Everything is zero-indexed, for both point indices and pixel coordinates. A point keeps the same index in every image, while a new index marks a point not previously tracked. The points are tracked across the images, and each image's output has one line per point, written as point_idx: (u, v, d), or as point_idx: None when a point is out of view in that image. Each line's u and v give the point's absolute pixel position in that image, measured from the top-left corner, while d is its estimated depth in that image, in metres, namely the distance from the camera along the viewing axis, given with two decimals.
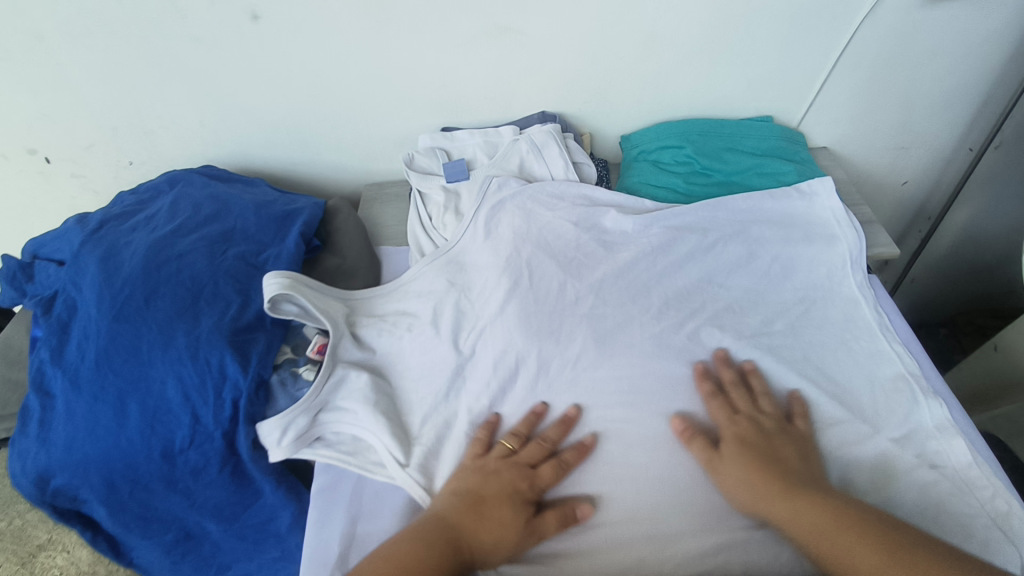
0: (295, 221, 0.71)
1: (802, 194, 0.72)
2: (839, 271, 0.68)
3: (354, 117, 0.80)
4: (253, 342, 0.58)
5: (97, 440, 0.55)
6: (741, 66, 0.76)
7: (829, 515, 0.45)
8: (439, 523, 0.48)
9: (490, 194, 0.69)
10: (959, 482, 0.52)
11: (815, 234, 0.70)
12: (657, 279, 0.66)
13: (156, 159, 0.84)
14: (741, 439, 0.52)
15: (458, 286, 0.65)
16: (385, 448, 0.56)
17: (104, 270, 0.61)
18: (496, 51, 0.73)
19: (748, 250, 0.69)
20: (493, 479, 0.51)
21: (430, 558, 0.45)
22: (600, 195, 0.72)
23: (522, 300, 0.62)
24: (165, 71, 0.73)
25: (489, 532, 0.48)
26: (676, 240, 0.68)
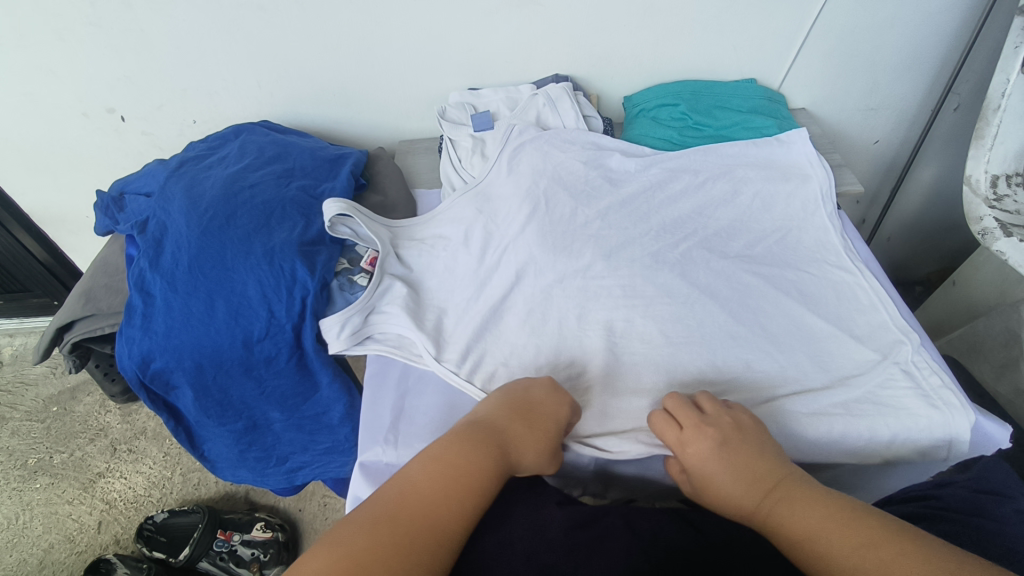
0: (344, 163, 0.83)
1: (781, 143, 0.82)
2: (812, 204, 0.78)
3: (392, 79, 0.92)
4: (317, 253, 0.70)
5: (191, 330, 0.66)
6: (729, 34, 0.87)
7: (829, 513, 0.43)
8: (488, 432, 0.50)
9: (512, 140, 0.81)
10: (906, 367, 0.59)
11: (792, 173, 0.80)
12: (655, 208, 0.78)
13: (216, 118, 0.96)
14: (723, 439, 0.50)
15: (485, 213, 0.76)
16: (423, 343, 0.66)
17: (190, 197, 0.73)
18: (517, 19, 0.84)
19: (732, 188, 0.79)
20: (544, 403, 0.54)
21: (482, 457, 0.47)
22: (606, 141, 0.83)
23: (540, 223, 0.74)
24: (232, 37, 0.85)
25: (527, 453, 0.50)
26: (671, 179, 0.80)
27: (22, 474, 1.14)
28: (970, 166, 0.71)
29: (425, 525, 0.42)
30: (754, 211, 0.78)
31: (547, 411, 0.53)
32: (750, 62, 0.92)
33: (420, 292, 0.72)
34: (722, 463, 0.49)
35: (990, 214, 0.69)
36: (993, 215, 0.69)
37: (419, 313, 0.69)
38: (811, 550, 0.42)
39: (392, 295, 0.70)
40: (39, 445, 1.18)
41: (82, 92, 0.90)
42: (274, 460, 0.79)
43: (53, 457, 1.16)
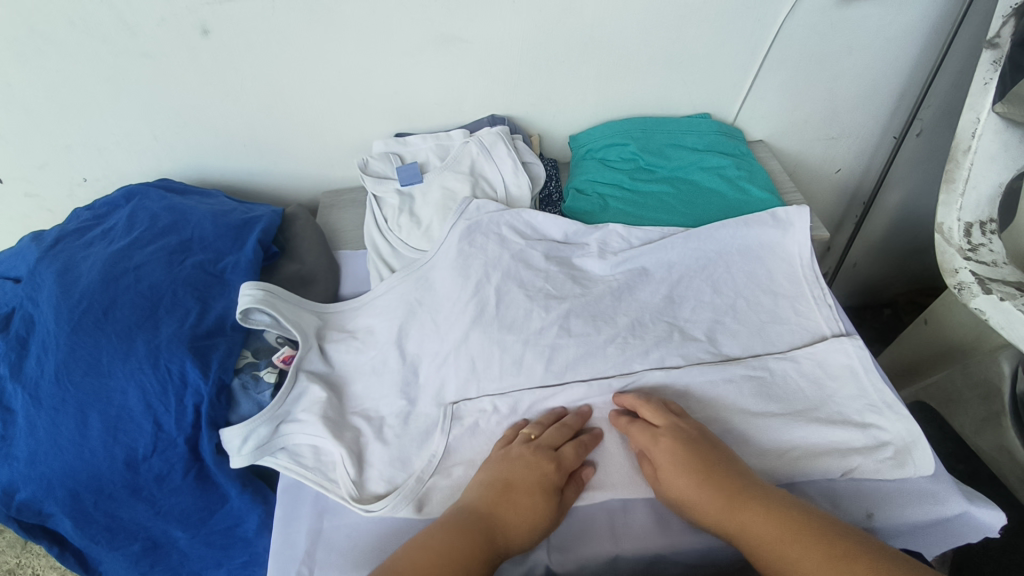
0: (253, 229, 0.72)
1: (777, 223, 0.72)
2: (805, 303, 0.68)
3: (310, 127, 0.82)
4: (213, 347, 0.59)
5: (60, 452, 0.56)
6: (676, 68, 0.80)
7: (779, 522, 0.46)
8: (464, 514, 0.50)
9: (467, 218, 0.70)
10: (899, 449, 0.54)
11: (778, 268, 0.71)
12: (620, 305, 0.67)
13: (111, 174, 0.85)
14: (676, 447, 0.52)
15: (425, 306, 0.65)
16: (343, 468, 0.56)
17: (62, 284, 0.62)
18: (443, 60, 0.76)
19: (711, 285, 0.69)
20: (521, 467, 0.52)
21: (465, 545, 0.47)
22: (575, 234, 0.73)
23: (487, 330, 0.62)
24: (117, 88, 0.74)
25: (520, 523, 0.50)
26: (641, 283, 0.69)
27: None
28: (942, 213, 0.65)
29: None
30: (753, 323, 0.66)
31: (550, 463, 0.53)
32: (702, 94, 0.84)
33: (341, 396, 0.62)
34: (676, 461, 0.51)
35: (966, 267, 0.62)
36: (970, 267, 0.62)
37: (341, 424, 0.59)
38: None
39: (307, 400, 0.60)
40: None
41: None
42: None
43: None
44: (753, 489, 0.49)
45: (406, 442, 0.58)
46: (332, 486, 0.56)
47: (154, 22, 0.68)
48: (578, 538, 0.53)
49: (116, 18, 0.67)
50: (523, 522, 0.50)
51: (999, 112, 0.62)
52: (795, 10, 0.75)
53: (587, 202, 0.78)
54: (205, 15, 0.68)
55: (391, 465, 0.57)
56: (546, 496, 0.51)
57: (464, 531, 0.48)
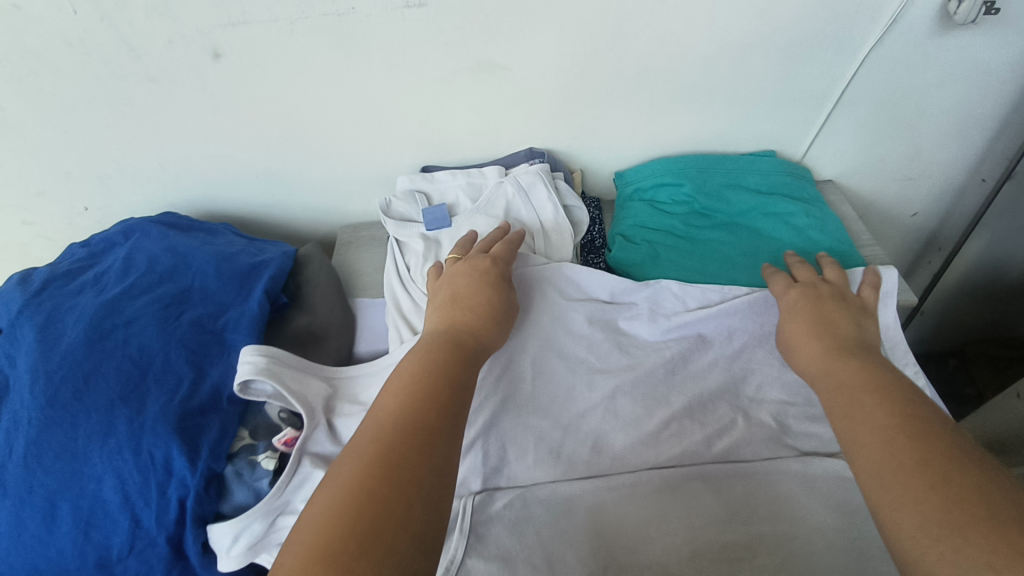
0: (261, 275, 0.65)
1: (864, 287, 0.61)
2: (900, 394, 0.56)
3: (329, 158, 0.74)
4: (205, 428, 0.51)
5: (26, 549, 0.48)
6: (741, 101, 0.71)
7: (866, 374, 0.44)
8: (434, 335, 0.50)
9: None
10: None
11: None
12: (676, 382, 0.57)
13: (115, 203, 0.78)
14: (792, 305, 0.54)
15: None
16: None
17: (42, 342, 0.55)
18: (478, 89, 0.67)
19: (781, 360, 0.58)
20: (462, 281, 0.55)
21: (439, 360, 0.46)
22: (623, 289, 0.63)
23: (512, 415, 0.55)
24: (119, 113, 0.67)
25: (474, 319, 0.51)
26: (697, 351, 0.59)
27: None
28: None
29: (397, 401, 0.42)
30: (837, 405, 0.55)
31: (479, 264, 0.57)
32: (769, 130, 0.75)
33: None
34: (800, 322, 0.52)
35: None
36: None
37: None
38: (894, 438, 0.37)
39: (310, 489, 0.52)
40: None
41: None
42: None
43: None
44: (861, 352, 0.47)
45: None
46: None
47: (159, 43, 0.61)
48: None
49: (117, 39, 0.60)
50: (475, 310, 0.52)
51: None
52: (885, 39, 0.65)
53: (636, 252, 0.69)
54: (216, 37, 0.60)
55: None
56: (490, 285, 0.55)
57: (432, 347, 0.48)
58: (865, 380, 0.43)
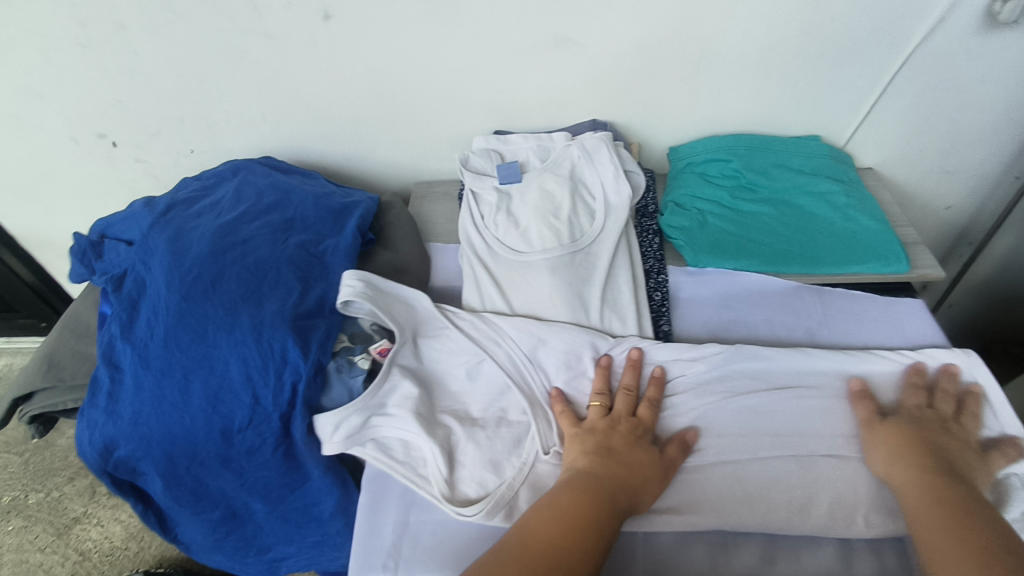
0: (352, 214, 0.73)
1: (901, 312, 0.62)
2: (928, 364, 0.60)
3: (412, 118, 0.82)
4: (313, 328, 0.60)
5: (163, 415, 0.57)
6: (792, 86, 0.77)
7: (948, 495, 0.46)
8: None
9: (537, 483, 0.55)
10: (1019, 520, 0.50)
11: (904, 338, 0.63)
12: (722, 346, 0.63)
13: (216, 148, 0.87)
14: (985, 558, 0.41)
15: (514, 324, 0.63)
16: (433, 460, 0.56)
17: (173, 251, 0.63)
18: (553, 61, 0.75)
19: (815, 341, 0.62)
20: None
21: None
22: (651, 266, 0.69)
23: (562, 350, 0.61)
24: (234, 66, 0.76)
25: None
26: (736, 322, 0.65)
27: None
28: None
29: None
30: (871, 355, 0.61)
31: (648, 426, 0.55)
32: (815, 116, 0.81)
33: (431, 393, 0.61)
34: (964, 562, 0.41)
35: None
36: None
37: (430, 419, 0.59)
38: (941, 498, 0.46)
39: (399, 393, 0.59)
40: (15, 482, 1.09)
41: (70, 116, 0.81)
42: (254, 549, 0.70)
43: (29, 496, 1.08)
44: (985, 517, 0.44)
45: (496, 445, 0.58)
46: (421, 482, 0.56)
47: (280, 4, 0.69)
48: (668, 566, 0.51)
49: None
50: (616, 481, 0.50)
51: None
52: (931, 34, 0.71)
53: (686, 218, 0.76)
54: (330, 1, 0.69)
55: (482, 468, 0.56)
56: None
57: None
58: (930, 458, 0.50)
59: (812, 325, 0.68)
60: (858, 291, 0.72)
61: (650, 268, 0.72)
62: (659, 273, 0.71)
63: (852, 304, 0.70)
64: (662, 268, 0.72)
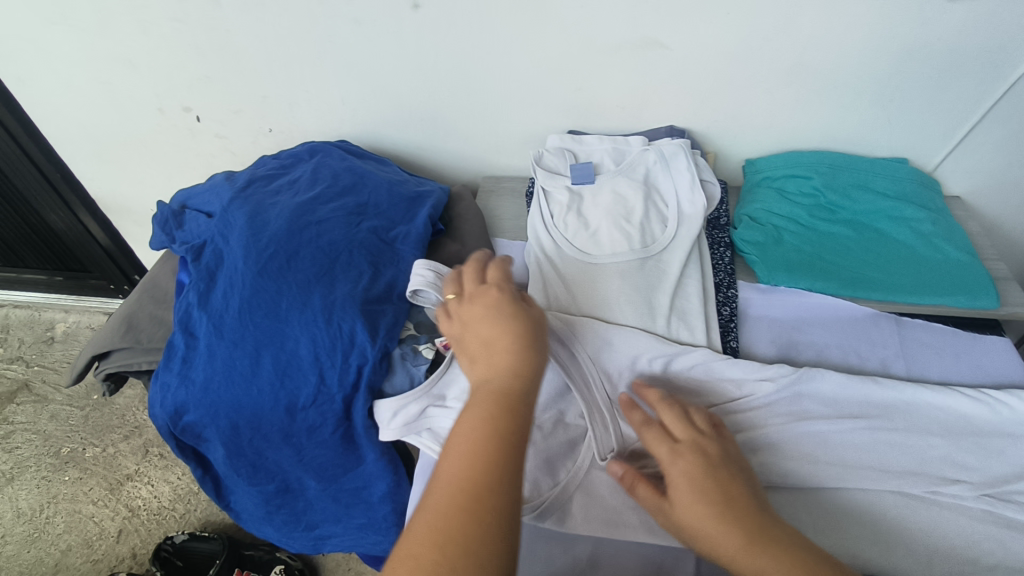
0: (423, 203, 0.74)
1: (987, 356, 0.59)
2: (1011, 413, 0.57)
3: (487, 112, 0.82)
4: (382, 313, 0.60)
5: (231, 385, 0.58)
6: (884, 105, 0.74)
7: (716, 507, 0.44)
8: None
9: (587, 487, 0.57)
10: None
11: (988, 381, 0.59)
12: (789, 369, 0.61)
13: (294, 129, 0.88)
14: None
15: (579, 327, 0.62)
16: None
17: (252, 226, 0.65)
18: (637, 64, 0.74)
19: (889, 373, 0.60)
20: None
21: None
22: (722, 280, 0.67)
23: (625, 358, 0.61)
24: (321, 49, 0.77)
25: None
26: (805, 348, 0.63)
27: (53, 463, 1.10)
28: None
29: None
30: (945, 391, 0.59)
31: (489, 296, 0.49)
32: (905, 138, 0.78)
33: None
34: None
35: None
36: None
37: None
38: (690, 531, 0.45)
39: (458, 387, 0.60)
40: (75, 434, 1.14)
41: (161, 88, 0.84)
42: (303, 524, 0.71)
43: (86, 449, 1.12)
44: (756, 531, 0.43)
45: (552, 445, 0.59)
46: None
47: None
48: None
49: None
50: (514, 374, 0.44)
51: None
52: None
53: (760, 232, 0.74)
54: None
55: (537, 468, 0.58)
56: None
57: None
58: (711, 482, 0.46)
59: (887, 355, 0.65)
60: (939, 324, 0.68)
61: (720, 281, 0.70)
62: (729, 287, 0.69)
63: (929, 336, 0.67)
64: (733, 283, 0.70)
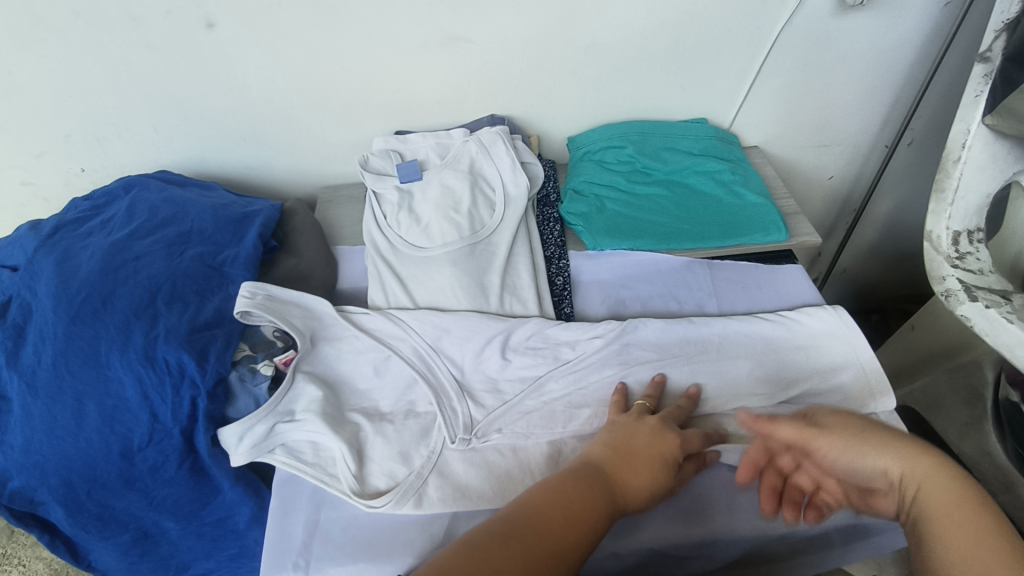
0: (252, 222, 0.73)
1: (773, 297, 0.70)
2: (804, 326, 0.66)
3: (312, 123, 0.82)
4: (212, 340, 0.59)
5: (56, 441, 0.56)
6: (676, 73, 0.81)
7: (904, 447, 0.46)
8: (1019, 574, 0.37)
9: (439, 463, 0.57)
10: None
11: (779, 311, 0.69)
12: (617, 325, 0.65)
13: (109, 165, 0.84)
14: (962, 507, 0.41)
15: (415, 321, 0.65)
16: (342, 456, 0.56)
17: (60, 274, 0.61)
18: (445, 60, 0.76)
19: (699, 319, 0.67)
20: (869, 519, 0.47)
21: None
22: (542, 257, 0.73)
23: (459, 339, 0.64)
24: (119, 79, 0.74)
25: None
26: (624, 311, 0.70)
27: None
28: (931, 222, 0.66)
29: None
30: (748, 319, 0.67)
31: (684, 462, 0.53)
32: (700, 100, 0.86)
33: (339, 393, 0.62)
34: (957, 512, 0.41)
35: (953, 275, 0.62)
36: (957, 275, 0.62)
37: (340, 420, 0.59)
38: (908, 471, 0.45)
39: (304, 399, 0.60)
40: None
41: None
42: (173, 567, 0.70)
43: None
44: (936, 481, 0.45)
45: (405, 437, 0.58)
46: (334, 481, 0.56)
47: (159, 14, 0.68)
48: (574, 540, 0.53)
49: (121, 9, 0.67)
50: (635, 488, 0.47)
51: (989, 124, 0.63)
52: (793, 19, 0.76)
53: (584, 204, 0.79)
54: (211, 8, 0.68)
55: (392, 460, 0.57)
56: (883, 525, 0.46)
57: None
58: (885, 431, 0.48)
59: (701, 297, 0.72)
60: (745, 262, 0.77)
61: (551, 254, 0.74)
62: (560, 258, 0.74)
63: (736, 274, 0.74)
64: (562, 253, 0.75)
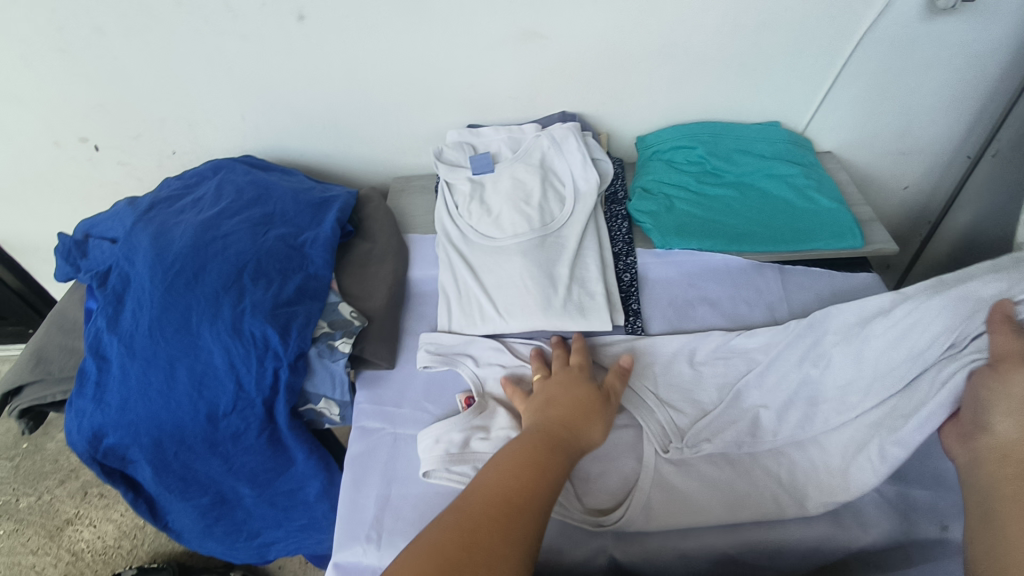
0: (330, 207, 0.76)
1: None
2: None
3: (389, 114, 0.85)
4: (294, 315, 0.62)
5: (148, 402, 0.59)
6: (751, 73, 0.81)
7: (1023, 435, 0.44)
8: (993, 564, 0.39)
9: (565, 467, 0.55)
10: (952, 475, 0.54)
11: None
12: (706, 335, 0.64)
13: (198, 149, 0.89)
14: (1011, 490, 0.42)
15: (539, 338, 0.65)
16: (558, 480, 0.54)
17: (156, 247, 0.65)
18: (521, 55, 0.78)
19: None
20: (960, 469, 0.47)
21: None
22: (609, 255, 0.72)
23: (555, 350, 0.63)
24: (213, 66, 0.78)
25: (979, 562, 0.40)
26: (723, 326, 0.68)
27: None
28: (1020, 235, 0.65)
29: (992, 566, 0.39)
30: None
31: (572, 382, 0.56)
32: (774, 103, 0.85)
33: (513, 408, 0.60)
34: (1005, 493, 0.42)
35: None
36: None
37: None
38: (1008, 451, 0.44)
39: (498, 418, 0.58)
40: (6, 487, 1.10)
41: (51, 120, 0.83)
42: (245, 534, 0.73)
43: (19, 500, 1.08)
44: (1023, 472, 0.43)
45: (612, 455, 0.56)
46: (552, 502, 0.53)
47: (255, 6, 0.71)
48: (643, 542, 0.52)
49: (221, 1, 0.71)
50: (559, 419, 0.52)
51: None
52: (875, 25, 0.75)
53: (653, 202, 0.79)
54: (303, 1, 0.71)
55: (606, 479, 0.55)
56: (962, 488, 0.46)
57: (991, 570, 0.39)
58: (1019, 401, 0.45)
59: (772, 300, 0.71)
60: (819, 268, 0.75)
61: (620, 251, 0.75)
62: (628, 255, 0.74)
63: (809, 279, 0.73)
64: (630, 251, 0.75)
